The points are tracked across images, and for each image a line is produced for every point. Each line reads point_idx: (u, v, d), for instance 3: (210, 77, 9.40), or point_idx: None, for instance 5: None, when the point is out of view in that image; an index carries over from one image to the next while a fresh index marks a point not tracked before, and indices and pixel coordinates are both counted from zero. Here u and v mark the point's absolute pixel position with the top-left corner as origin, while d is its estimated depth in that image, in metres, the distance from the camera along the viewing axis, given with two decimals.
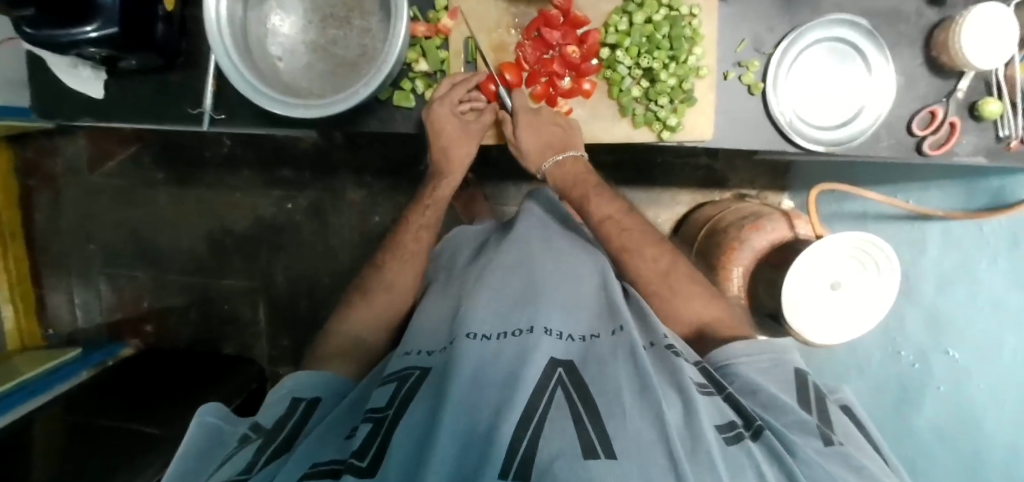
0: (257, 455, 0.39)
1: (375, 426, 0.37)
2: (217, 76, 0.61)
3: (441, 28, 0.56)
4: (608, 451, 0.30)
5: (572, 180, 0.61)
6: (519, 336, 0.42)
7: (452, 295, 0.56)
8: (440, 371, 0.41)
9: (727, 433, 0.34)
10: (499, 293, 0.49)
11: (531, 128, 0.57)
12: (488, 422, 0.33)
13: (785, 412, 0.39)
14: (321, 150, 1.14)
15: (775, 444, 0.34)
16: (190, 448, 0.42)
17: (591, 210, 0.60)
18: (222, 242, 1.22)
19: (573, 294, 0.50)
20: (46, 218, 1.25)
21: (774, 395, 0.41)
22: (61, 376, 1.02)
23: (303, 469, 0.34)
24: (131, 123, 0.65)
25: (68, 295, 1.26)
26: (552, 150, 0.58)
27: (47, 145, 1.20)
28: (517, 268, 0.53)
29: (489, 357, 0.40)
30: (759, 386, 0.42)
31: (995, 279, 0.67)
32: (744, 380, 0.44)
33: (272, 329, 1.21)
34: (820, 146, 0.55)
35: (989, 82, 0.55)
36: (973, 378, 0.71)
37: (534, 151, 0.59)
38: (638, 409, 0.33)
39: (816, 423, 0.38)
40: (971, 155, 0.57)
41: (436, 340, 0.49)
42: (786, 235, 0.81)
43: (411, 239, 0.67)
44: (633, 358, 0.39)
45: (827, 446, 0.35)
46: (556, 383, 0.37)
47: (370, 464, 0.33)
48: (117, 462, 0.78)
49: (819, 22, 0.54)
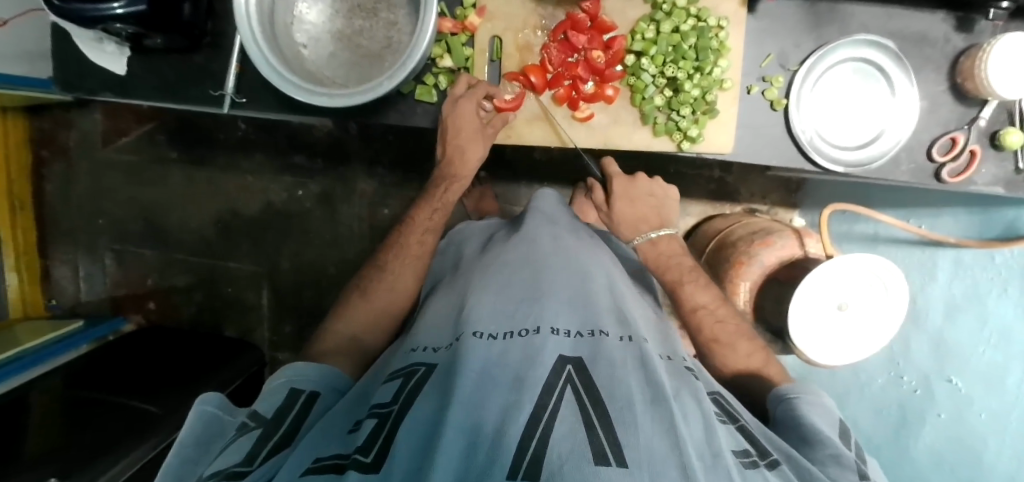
0: (259, 447, 0.40)
1: (381, 421, 0.38)
2: (240, 59, 0.61)
3: (467, 26, 0.56)
4: (620, 459, 0.29)
5: (666, 257, 0.65)
6: (526, 336, 0.42)
7: (457, 291, 0.56)
8: (446, 368, 0.41)
9: (743, 458, 0.34)
10: (504, 291, 0.49)
11: (625, 198, 0.68)
12: (495, 423, 0.32)
13: (821, 446, 0.41)
14: (336, 139, 1.15)
15: (791, 478, 0.35)
16: (187, 436, 0.42)
17: (683, 299, 0.62)
18: (231, 224, 1.22)
19: (579, 291, 0.50)
20: (57, 189, 1.25)
21: (817, 429, 0.42)
22: (61, 346, 1.02)
23: (307, 463, 0.35)
24: (149, 102, 0.65)
25: (73, 268, 1.27)
26: (647, 223, 0.67)
27: (63, 117, 1.20)
28: (524, 266, 0.53)
29: (495, 355, 0.39)
30: (807, 419, 0.44)
31: (1005, 308, 0.67)
32: (788, 415, 0.46)
33: (274, 314, 1.22)
34: (838, 167, 0.55)
35: (1012, 112, 0.55)
36: (974, 407, 0.73)
37: (625, 222, 0.68)
38: (649, 419, 0.33)
39: (852, 458, 0.39)
40: (990, 184, 0.57)
41: (442, 336, 0.48)
42: (795, 253, 0.81)
43: (416, 240, 0.67)
44: (643, 367, 0.39)
45: (860, 480, 0.37)
46: (566, 380, 0.37)
47: (374, 459, 0.33)
48: (112, 439, 0.76)
49: (848, 41, 0.54)
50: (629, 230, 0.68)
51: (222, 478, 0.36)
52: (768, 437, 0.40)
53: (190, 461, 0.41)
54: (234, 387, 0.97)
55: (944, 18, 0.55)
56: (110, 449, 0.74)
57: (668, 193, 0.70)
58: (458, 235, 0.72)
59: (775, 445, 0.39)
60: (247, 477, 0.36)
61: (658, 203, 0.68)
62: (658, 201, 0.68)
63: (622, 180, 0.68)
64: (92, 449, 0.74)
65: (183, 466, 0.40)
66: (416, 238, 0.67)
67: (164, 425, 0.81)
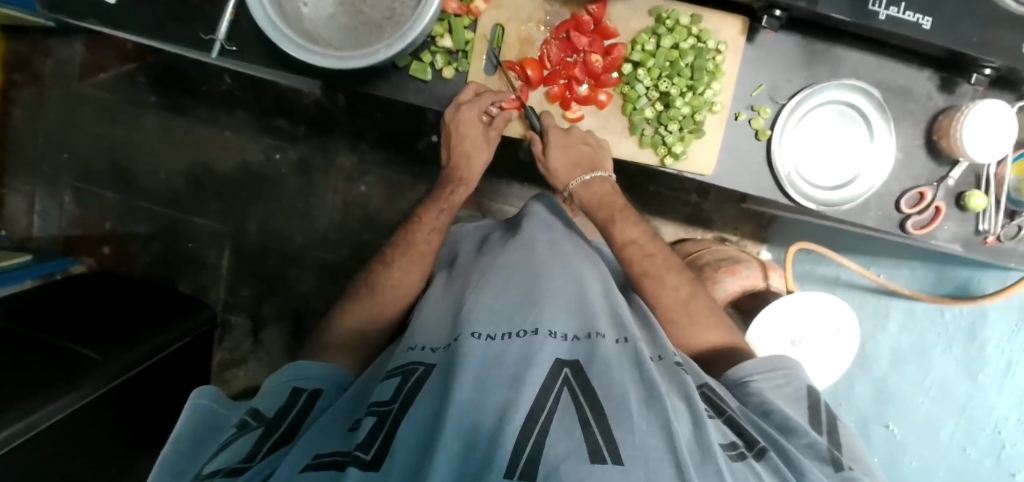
0: (260, 444, 0.39)
1: (380, 419, 0.36)
2: (236, 6, 0.59)
3: (472, 9, 0.55)
4: (614, 456, 0.30)
5: (599, 198, 0.62)
6: (523, 337, 0.41)
7: (458, 286, 0.57)
8: (443, 368, 0.40)
9: (731, 450, 0.35)
10: (501, 292, 0.49)
11: (564, 148, 0.57)
12: (494, 423, 0.32)
13: (797, 434, 0.41)
14: (322, 108, 1.13)
15: (778, 466, 0.35)
16: (183, 430, 0.42)
17: (614, 234, 0.60)
18: (202, 178, 1.18)
19: (576, 297, 0.49)
20: (22, 117, 1.18)
21: (786, 415, 0.43)
22: (4, 279, 0.97)
23: (307, 460, 0.33)
24: (135, 37, 0.62)
25: (29, 200, 1.21)
26: (580, 168, 0.58)
27: (41, 42, 1.15)
28: (523, 268, 0.53)
29: (493, 355, 0.39)
30: (772, 405, 0.44)
31: (948, 363, 0.71)
32: (759, 402, 0.46)
33: (234, 276, 1.19)
34: (810, 204, 0.57)
35: (979, 175, 0.57)
36: (906, 454, 0.76)
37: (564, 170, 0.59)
38: (643, 416, 0.34)
39: (827, 445, 0.40)
40: (949, 241, 0.59)
41: (440, 336, 0.48)
42: (758, 284, 0.84)
43: (422, 239, 0.65)
44: (637, 367, 0.39)
45: (837, 472, 0.37)
46: (563, 382, 0.36)
47: (373, 458, 0.32)
48: (48, 379, 0.72)
49: (836, 84, 0.56)
50: (563, 174, 0.60)
51: (222, 476, 0.35)
52: (754, 424, 0.41)
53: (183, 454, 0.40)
54: (184, 342, 0.96)
55: (929, 76, 0.57)
56: (48, 386, 0.71)
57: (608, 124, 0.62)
58: (453, 234, 0.72)
59: (761, 433, 0.40)
60: (247, 472, 0.35)
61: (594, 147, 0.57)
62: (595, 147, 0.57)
63: (559, 131, 0.56)
64: (25, 387, 0.69)
65: (180, 458, 0.40)
66: (422, 236, 0.65)
67: (101, 372, 0.77)
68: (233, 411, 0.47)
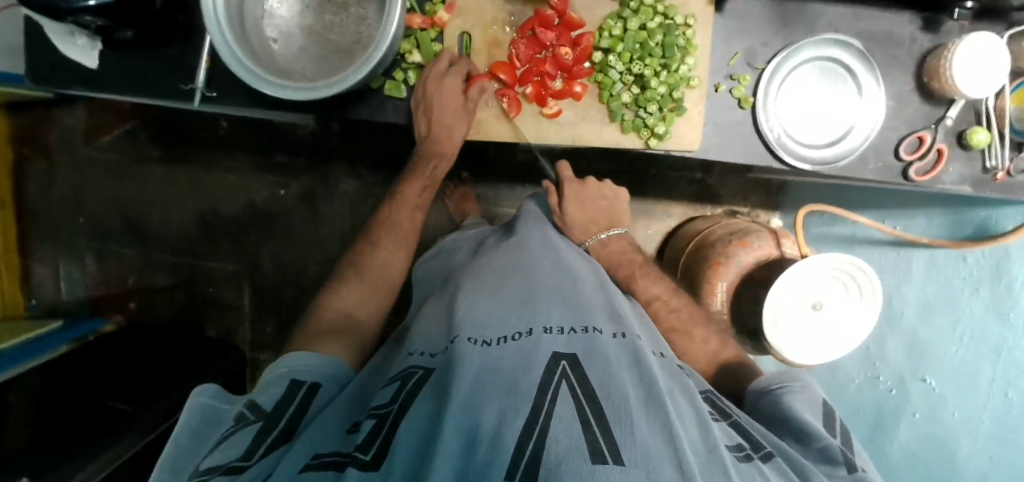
0: (259, 441, 0.39)
1: (379, 421, 0.37)
2: (211, 53, 0.60)
3: (436, 21, 0.56)
4: (616, 458, 0.28)
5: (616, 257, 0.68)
6: (519, 339, 0.40)
7: (448, 294, 0.56)
8: (440, 376, 0.39)
9: (738, 452, 0.35)
10: (495, 295, 0.48)
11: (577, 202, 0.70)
12: (493, 426, 0.31)
13: (810, 440, 0.41)
14: (318, 138, 1.15)
15: (787, 472, 0.35)
16: (186, 427, 0.43)
17: (637, 291, 0.64)
18: (213, 224, 1.21)
19: (570, 292, 0.49)
20: (38, 187, 1.23)
21: (800, 421, 0.42)
22: (39, 345, 1.01)
23: (306, 460, 0.35)
24: (121, 97, 0.65)
25: (55, 267, 1.25)
26: (597, 224, 0.70)
27: (45, 115, 1.20)
28: (515, 269, 0.52)
29: (490, 360, 0.38)
30: (790, 413, 0.43)
31: (976, 308, 0.71)
32: (778, 410, 0.45)
33: (256, 314, 1.21)
34: (806, 164, 0.55)
35: (979, 111, 0.55)
36: (947, 406, 0.74)
37: (578, 227, 0.69)
38: (645, 418, 0.32)
39: (839, 448, 0.40)
40: (958, 183, 0.57)
41: (439, 340, 0.46)
42: (772, 253, 0.81)
43: (406, 217, 0.69)
44: (636, 365, 0.39)
45: (849, 473, 0.38)
46: (560, 376, 0.35)
47: (373, 458, 0.32)
48: (89, 438, 0.75)
49: (813, 41, 0.54)
50: (579, 231, 0.69)
51: (222, 474, 0.36)
52: (761, 430, 0.41)
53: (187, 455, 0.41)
54: (217, 384, 0.97)
55: (910, 19, 0.56)
56: (89, 446, 0.74)
57: (617, 195, 0.76)
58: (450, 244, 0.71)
59: (766, 438, 0.40)
60: (245, 473, 0.35)
61: (606, 205, 0.73)
62: (607, 204, 0.73)
63: (573, 185, 0.71)
64: (66, 450, 0.73)
65: (181, 457, 0.40)
66: (407, 215, 0.69)
67: (139, 422, 0.79)
68: (235, 401, 0.47)
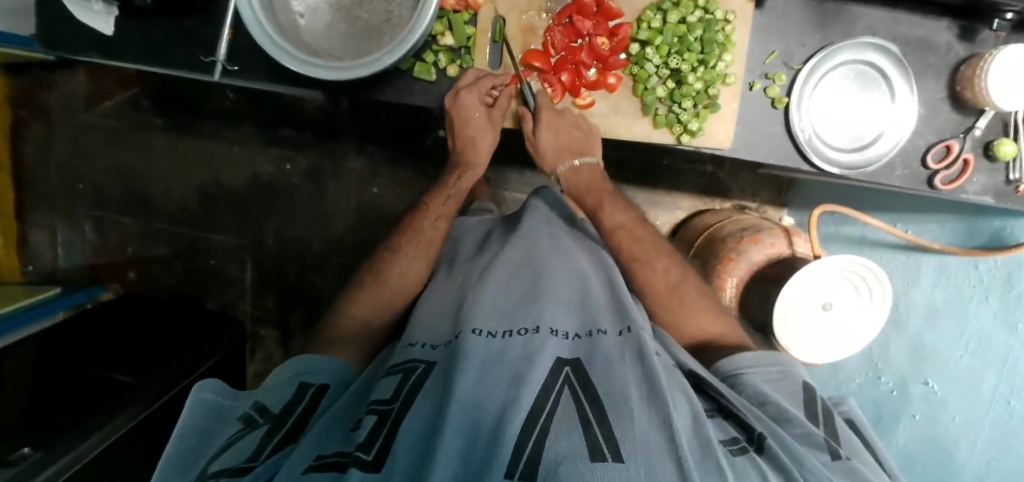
0: (266, 442, 0.39)
1: (380, 419, 0.36)
2: (233, 25, 0.59)
3: (470, 3, 0.54)
4: (615, 454, 0.29)
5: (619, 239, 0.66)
6: (525, 334, 0.42)
7: (457, 286, 0.56)
8: (445, 365, 0.40)
9: (732, 446, 0.36)
10: (504, 288, 0.49)
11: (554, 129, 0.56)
12: (494, 421, 0.32)
13: (794, 425, 0.41)
14: (327, 114, 1.12)
15: (781, 460, 0.34)
16: (188, 424, 0.41)
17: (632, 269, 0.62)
18: (216, 196, 1.19)
19: (577, 293, 0.50)
20: (35, 152, 1.20)
21: (783, 407, 0.43)
22: (42, 312, 1.00)
23: (308, 461, 0.34)
24: (134, 66, 0.62)
25: (51, 233, 1.23)
26: (569, 152, 0.58)
27: (43, 77, 1.16)
28: (522, 264, 0.53)
29: (494, 353, 0.39)
30: (769, 397, 0.44)
31: (986, 318, 0.69)
32: (751, 391, 0.45)
33: (257, 288, 1.20)
34: (836, 168, 0.55)
35: (1007, 123, 0.55)
36: (949, 410, 0.75)
37: (551, 153, 0.58)
38: (645, 415, 0.33)
39: (823, 435, 0.40)
40: (980, 193, 0.57)
41: (441, 333, 0.47)
42: (783, 251, 0.82)
43: (430, 226, 0.66)
44: (640, 361, 0.39)
45: (833, 460, 0.38)
46: (563, 381, 0.36)
47: (374, 458, 0.32)
48: (88, 408, 0.75)
49: (851, 44, 0.54)
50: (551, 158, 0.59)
51: (228, 475, 0.35)
52: (752, 411, 0.41)
53: (193, 452, 0.39)
54: (218, 359, 0.97)
55: (947, 25, 0.55)
56: (92, 414, 0.74)
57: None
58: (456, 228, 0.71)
59: (757, 419, 0.39)
60: (251, 472, 0.35)
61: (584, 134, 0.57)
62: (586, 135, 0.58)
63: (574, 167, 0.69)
64: (68, 419, 0.73)
65: (187, 456, 0.39)
66: (429, 223, 0.66)
67: (143, 395, 0.79)
68: (241, 399, 0.46)
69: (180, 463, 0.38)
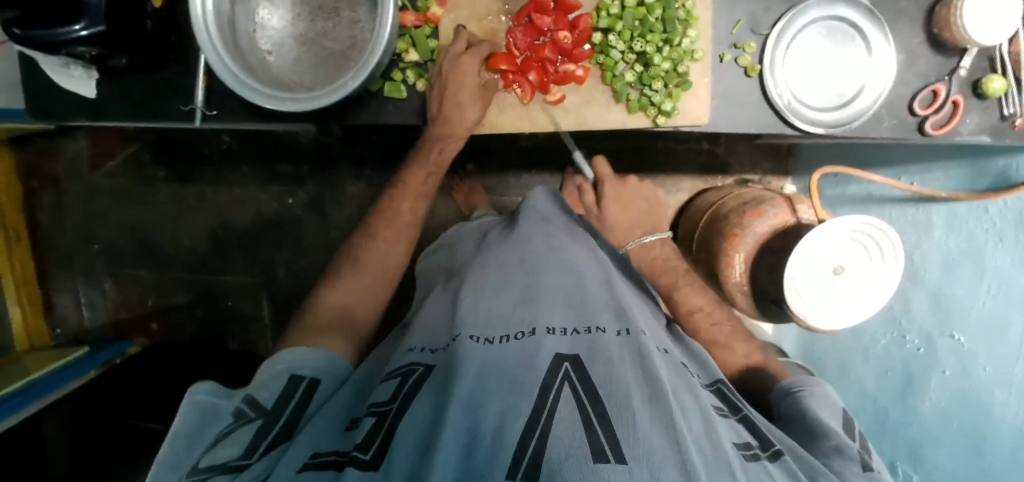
0: (259, 438, 0.40)
1: (379, 419, 0.37)
2: (207, 72, 0.60)
3: (430, 17, 0.56)
4: (618, 455, 0.29)
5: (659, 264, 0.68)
6: (521, 339, 0.41)
7: (453, 288, 0.56)
8: (442, 371, 0.40)
9: (746, 451, 0.35)
10: (500, 292, 0.48)
11: (618, 201, 0.69)
12: (494, 426, 0.31)
13: (824, 439, 0.42)
14: (320, 144, 1.15)
15: (794, 468, 0.36)
16: (182, 426, 0.42)
17: (679, 302, 0.65)
18: (224, 238, 1.22)
19: (576, 289, 0.49)
20: (50, 219, 1.25)
21: (819, 422, 0.43)
22: (75, 369, 1.01)
23: (304, 459, 0.35)
24: (121, 123, 0.65)
25: (74, 295, 1.27)
26: (639, 228, 0.69)
27: (48, 146, 1.20)
28: (516, 265, 0.52)
29: (491, 359, 0.39)
30: (809, 413, 0.45)
31: (1000, 261, 0.66)
32: (796, 408, 0.47)
33: (275, 323, 1.22)
34: (818, 128, 0.54)
35: (993, 58, 0.53)
36: (978, 359, 0.71)
37: (619, 225, 0.69)
38: (647, 416, 0.32)
39: (853, 450, 0.41)
40: (975, 133, 0.56)
41: (439, 336, 0.47)
42: (789, 220, 0.79)
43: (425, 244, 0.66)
44: (641, 363, 0.38)
45: (864, 471, 0.39)
46: (563, 377, 0.36)
47: (373, 457, 0.33)
48: (125, 458, 0.83)
49: (819, 1, 0.53)
50: (621, 233, 0.69)
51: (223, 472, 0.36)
52: (771, 427, 0.42)
53: (185, 450, 0.40)
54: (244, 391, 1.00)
55: None
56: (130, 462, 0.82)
57: (657, 196, 0.73)
58: (453, 237, 0.71)
59: (778, 436, 0.40)
60: (244, 471, 0.36)
61: (647, 208, 0.71)
62: (648, 207, 0.71)
63: (613, 184, 0.70)
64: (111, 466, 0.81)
65: (180, 458, 0.40)
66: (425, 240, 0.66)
67: None
68: (234, 396, 0.46)
69: (176, 464, 0.39)
